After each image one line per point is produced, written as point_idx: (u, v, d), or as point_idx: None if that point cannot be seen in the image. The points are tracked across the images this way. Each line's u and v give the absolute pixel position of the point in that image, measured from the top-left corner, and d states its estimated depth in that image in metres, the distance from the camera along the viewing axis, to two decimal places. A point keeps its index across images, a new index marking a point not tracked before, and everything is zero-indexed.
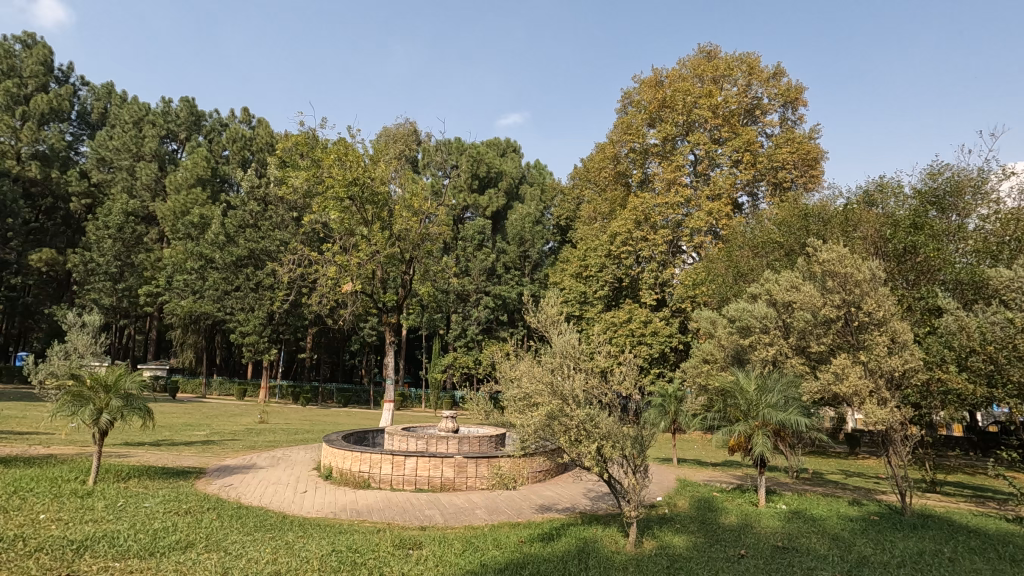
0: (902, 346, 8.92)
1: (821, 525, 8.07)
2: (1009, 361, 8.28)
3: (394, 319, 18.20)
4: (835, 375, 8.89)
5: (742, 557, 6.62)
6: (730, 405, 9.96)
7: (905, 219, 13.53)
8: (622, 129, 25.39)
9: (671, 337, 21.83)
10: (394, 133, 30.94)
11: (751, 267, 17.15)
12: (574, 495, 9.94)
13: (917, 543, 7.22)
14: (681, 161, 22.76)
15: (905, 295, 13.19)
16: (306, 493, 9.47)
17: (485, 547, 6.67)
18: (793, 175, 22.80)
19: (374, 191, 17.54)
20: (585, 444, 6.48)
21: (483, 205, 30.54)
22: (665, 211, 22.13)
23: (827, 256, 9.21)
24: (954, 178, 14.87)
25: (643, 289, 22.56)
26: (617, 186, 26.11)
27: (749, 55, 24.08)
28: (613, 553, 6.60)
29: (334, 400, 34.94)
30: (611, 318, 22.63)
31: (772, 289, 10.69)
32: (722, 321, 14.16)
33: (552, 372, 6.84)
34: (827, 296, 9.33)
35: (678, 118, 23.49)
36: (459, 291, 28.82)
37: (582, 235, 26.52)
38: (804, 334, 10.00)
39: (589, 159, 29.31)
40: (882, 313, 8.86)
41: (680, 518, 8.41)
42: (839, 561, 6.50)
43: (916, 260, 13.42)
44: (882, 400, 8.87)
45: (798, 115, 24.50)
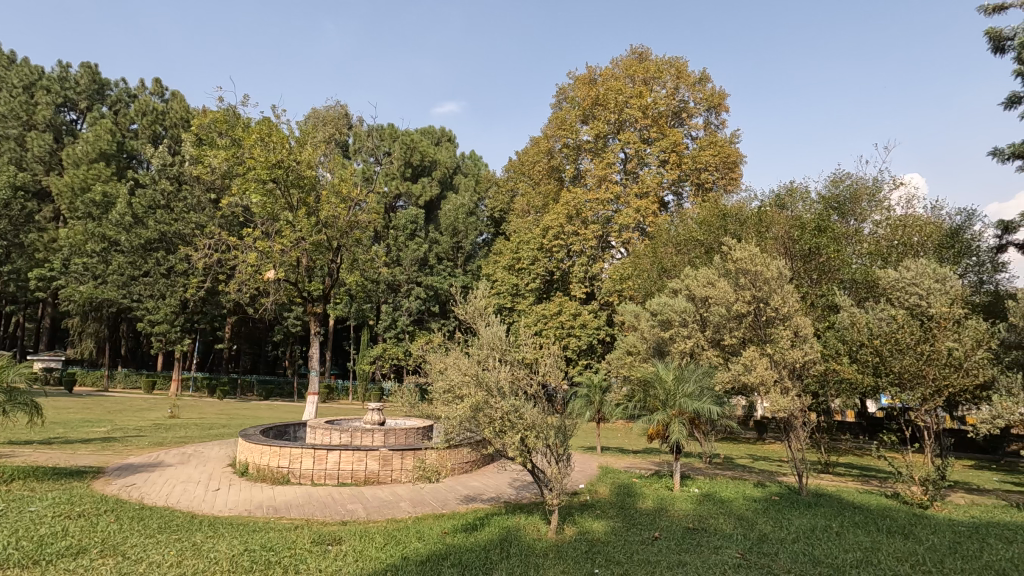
0: (803, 340, 9.65)
1: (728, 507, 8.63)
2: (891, 353, 9.28)
3: (319, 309, 17.55)
4: (744, 367, 9.50)
5: (656, 539, 6.97)
6: (650, 395, 10.47)
7: (810, 222, 14.64)
8: (556, 124, 25.85)
9: (598, 329, 22.50)
10: (323, 115, 29.77)
11: (673, 263, 17.90)
12: (500, 485, 10.08)
13: (810, 519, 7.90)
14: (611, 158, 23.33)
15: (809, 293, 14.43)
16: (219, 491, 8.99)
17: (407, 539, 6.63)
18: (714, 177, 23.93)
19: (300, 174, 16.70)
20: (510, 434, 6.52)
21: (416, 194, 29.88)
22: (595, 207, 22.79)
23: (740, 255, 9.78)
24: (853, 186, 16.20)
25: (573, 282, 23.25)
26: (551, 180, 26.56)
27: (677, 59, 25.05)
28: (535, 540, 6.73)
29: (254, 393, 33.29)
30: (541, 311, 23.00)
31: (692, 285, 11.28)
32: (645, 315, 14.74)
33: (478, 364, 6.87)
34: (739, 292, 9.88)
35: (610, 116, 24.07)
36: (390, 281, 28.30)
37: (515, 228, 26.74)
38: (719, 328, 10.61)
39: (524, 152, 29.64)
40: (787, 309, 9.55)
41: (600, 504, 8.72)
42: (742, 539, 6.98)
43: (820, 261, 14.63)
44: (784, 390, 9.60)
45: (720, 119, 25.75)
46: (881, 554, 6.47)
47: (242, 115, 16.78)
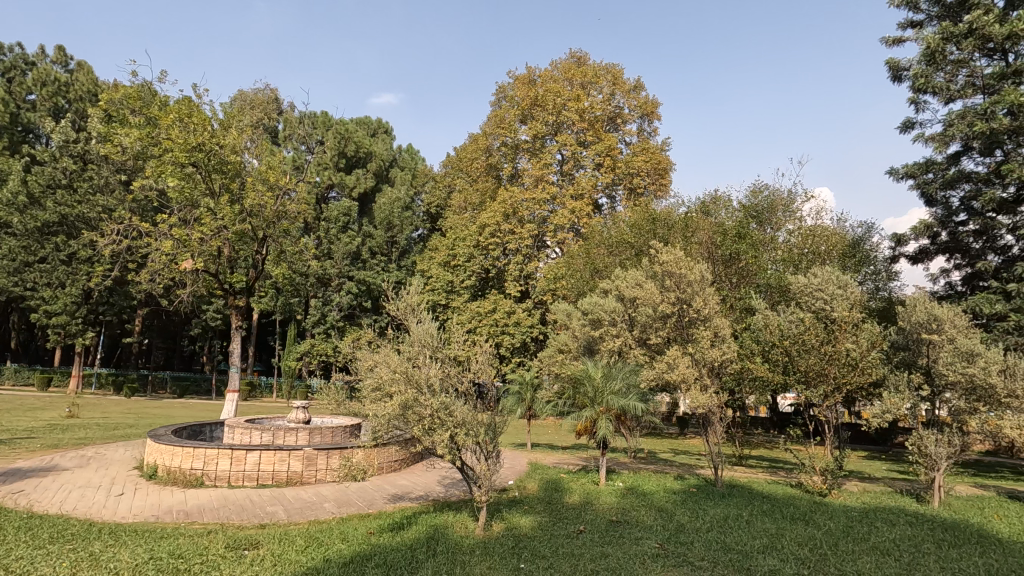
0: (722, 340, 10.21)
1: (649, 499, 8.99)
2: (799, 353, 10.03)
3: (242, 302, 16.67)
4: (667, 365, 9.93)
5: (581, 532, 7.15)
6: (579, 392, 10.75)
7: (732, 229, 15.48)
8: (495, 122, 25.90)
9: (532, 327, 22.78)
10: (251, 98, 28.26)
11: (605, 264, 18.40)
12: (429, 483, 10.00)
13: (723, 509, 8.38)
14: (548, 159, 23.64)
15: (729, 296, 15.29)
16: (122, 496, 8.33)
17: (331, 541, 6.43)
18: (646, 182, 24.70)
19: (223, 160, 15.76)
20: (439, 432, 6.46)
21: (349, 185, 28.92)
22: (531, 206, 23.02)
23: (666, 258, 10.24)
24: (770, 197, 17.00)
25: (508, 280, 23.43)
26: (488, 178, 26.59)
27: (614, 66, 25.74)
28: (462, 538, 6.73)
29: (167, 390, 31.14)
30: (476, 308, 23.00)
31: (621, 286, 11.68)
32: (577, 315, 15.06)
33: (409, 361, 6.79)
34: (664, 293, 10.32)
35: (548, 117, 24.40)
36: (319, 274, 27.32)
37: (451, 224, 26.58)
38: (645, 328, 11.01)
39: (462, 148, 29.54)
40: (707, 311, 10.09)
41: (528, 500, 8.84)
42: (662, 530, 7.30)
43: (739, 265, 15.54)
44: (704, 387, 10.13)
45: (653, 127, 26.68)
46: (784, 539, 6.96)
47: (159, 92, 15.63)
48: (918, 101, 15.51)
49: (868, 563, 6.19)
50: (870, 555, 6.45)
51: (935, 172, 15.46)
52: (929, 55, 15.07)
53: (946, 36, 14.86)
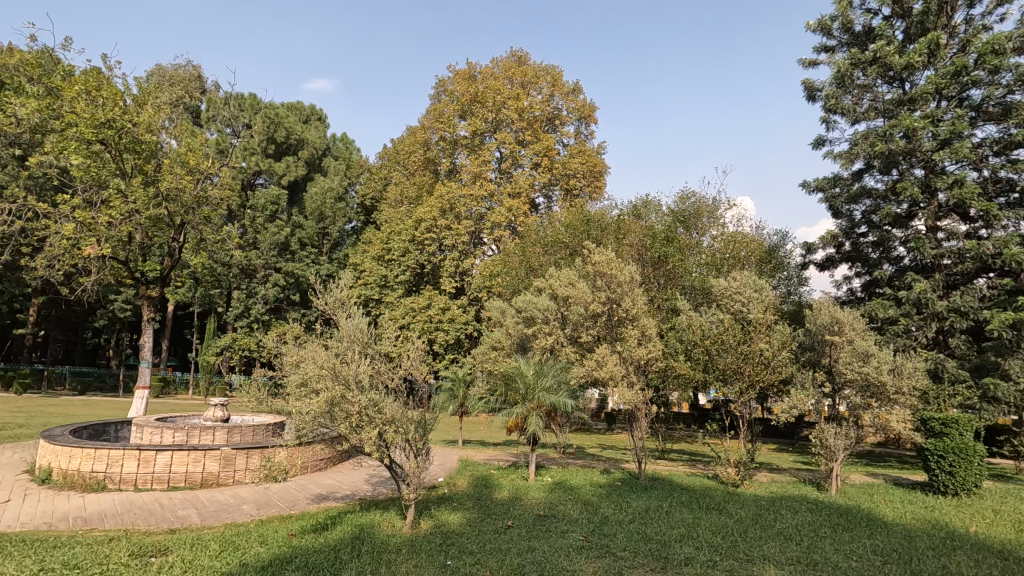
0: (648, 338, 10.62)
1: (576, 493, 9.23)
2: (717, 352, 10.63)
3: (156, 292, 15.56)
4: (596, 363, 10.23)
5: (509, 528, 7.23)
6: (511, 389, 10.87)
7: (661, 233, 16.16)
8: (434, 116, 25.57)
9: (467, 324, 22.76)
10: (171, 74, 26.38)
11: (540, 263, 18.64)
12: (355, 482, 9.77)
13: (645, 501, 8.73)
14: (487, 156, 23.64)
15: (657, 296, 15.96)
16: (9, 503, 7.56)
17: (247, 544, 6.14)
18: (582, 184, 25.18)
19: (136, 139, 14.60)
20: (367, 430, 6.29)
21: (278, 172, 27.60)
22: (469, 203, 23.00)
23: (598, 258, 10.52)
24: (696, 203, 17.88)
25: (444, 276, 23.29)
26: (426, 172, 26.28)
27: (553, 68, 26.09)
28: (389, 537, 6.62)
29: (66, 387, 28.57)
30: (410, 304, 22.70)
31: (554, 285, 11.90)
32: (511, 312, 15.18)
33: (337, 358, 6.59)
34: (595, 293, 10.61)
35: (487, 114, 24.41)
36: (243, 265, 25.96)
37: (386, 217, 26.04)
38: (577, 326, 11.27)
39: (399, 141, 29.03)
40: (635, 310, 10.45)
41: (458, 497, 8.83)
42: (587, 523, 7.51)
43: (666, 268, 16.25)
44: (630, 384, 10.52)
45: (589, 130, 27.27)
46: (700, 528, 7.35)
47: (62, 61, 14.26)
48: (829, 120, 16.78)
49: (773, 547, 6.65)
50: (775, 540, 6.94)
51: (842, 187, 16.84)
52: (840, 78, 16.37)
53: (854, 62, 16.18)
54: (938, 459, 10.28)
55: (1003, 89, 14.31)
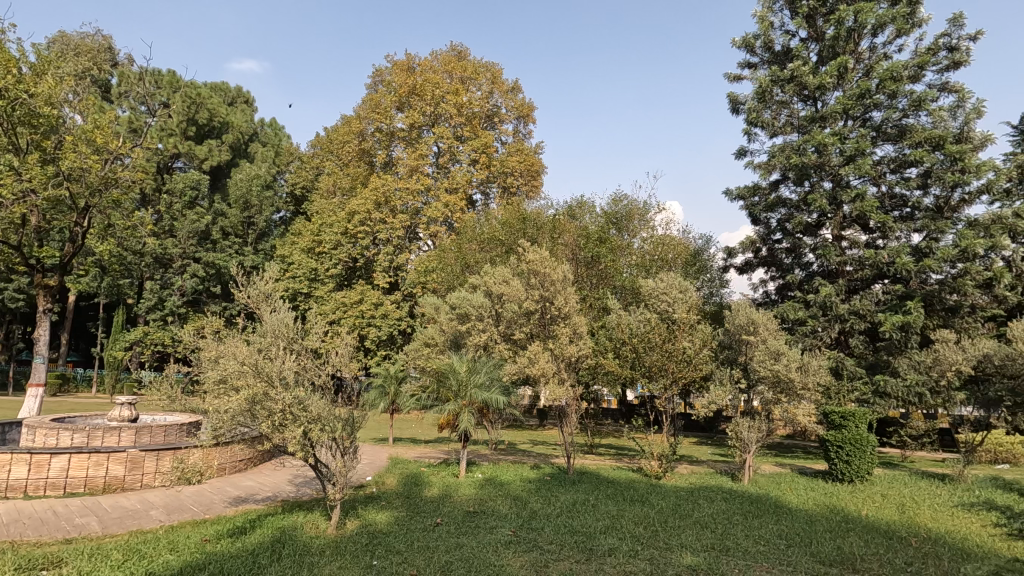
0: (579, 336, 10.88)
1: (506, 489, 9.31)
2: (644, 350, 11.06)
3: (54, 281, 14.19)
4: (528, 360, 10.35)
5: (438, 525, 7.19)
6: (443, 386, 10.92)
7: (594, 233, 16.61)
8: (370, 106, 24.85)
9: (400, 320, 22.36)
10: (76, 43, 24.10)
11: (476, 259, 18.58)
12: (278, 483, 9.38)
13: (573, 495, 8.94)
14: (424, 150, 23.27)
15: (589, 296, 16.36)
16: None
17: (155, 552, 5.75)
18: (519, 182, 25.30)
19: (33, 111, 13.23)
20: (290, 428, 6.04)
21: (199, 156, 25.89)
22: (404, 196, 22.55)
23: (532, 257, 10.64)
24: (628, 206, 18.48)
25: (377, 271, 22.76)
26: (360, 163, 25.56)
27: (493, 65, 26.10)
28: (312, 538, 6.41)
29: None
30: (342, 298, 22.23)
31: (489, 282, 11.94)
32: (445, 308, 15.07)
33: (260, 354, 6.28)
34: (529, 291, 10.73)
35: (426, 107, 24.03)
36: (157, 254, 24.21)
37: (317, 209, 25.14)
38: (510, 324, 11.35)
39: (333, 130, 28.08)
40: (567, 309, 10.67)
41: (385, 495, 8.67)
42: (516, 518, 7.60)
43: (599, 267, 16.69)
44: (561, 380, 10.74)
45: (528, 129, 27.47)
46: (624, 520, 7.63)
47: None
48: (750, 132, 17.82)
49: (690, 535, 7.02)
50: (693, 529, 7.32)
51: (760, 195, 17.94)
52: (761, 94, 17.43)
53: (774, 79, 17.26)
54: (837, 449, 11.18)
55: (899, 113, 15.75)
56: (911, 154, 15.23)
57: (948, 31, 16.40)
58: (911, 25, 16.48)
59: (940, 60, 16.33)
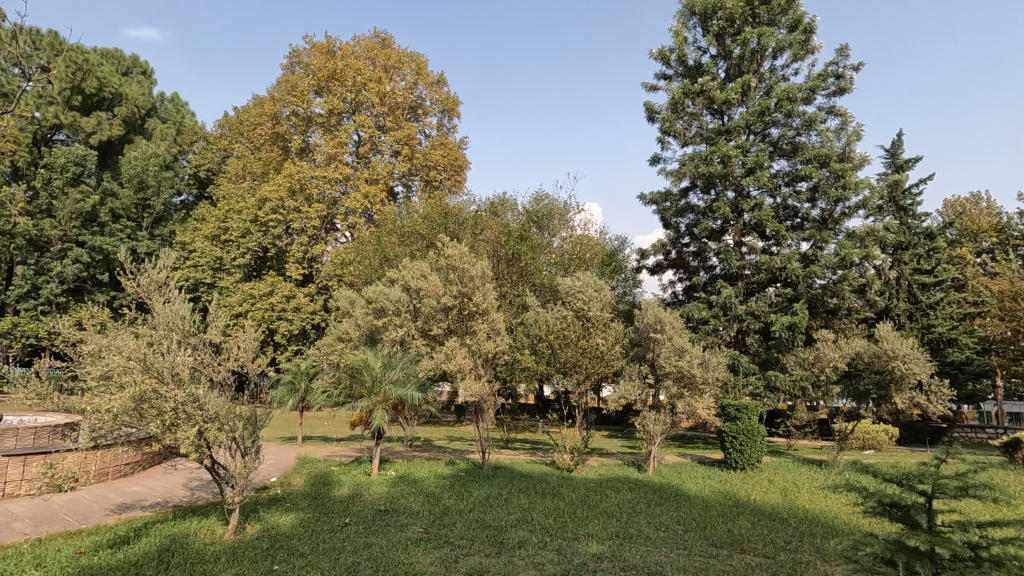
0: (496, 332, 10.96)
1: (419, 486, 9.22)
2: (559, 347, 11.37)
3: None
4: (445, 356, 10.30)
5: (346, 525, 6.99)
6: (356, 382, 10.56)
7: (515, 231, 16.79)
8: (286, 88, 23.54)
9: (314, 314, 21.41)
10: None
11: (395, 253, 18.10)
12: (169, 487, 8.70)
13: (486, 490, 9.02)
14: (343, 138, 22.39)
15: (508, 293, 16.56)
16: None
17: (17, 570, 5.13)
18: (442, 177, 25.02)
19: None
20: (183, 428, 5.60)
21: (86, 129, 23.31)
22: (322, 185, 21.65)
23: (452, 252, 10.56)
24: (550, 205, 18.85)
25: (290, 262, 21.69)
26: (274, 147, 24.23)
27: (418, 56, 25.62)
28: (205, 545, 6.01)
29: None
30: (249, 289, 20.95)
31: (407, 276, 11.73)
32: (361, 302, 14.63)
33: (149, 347, 5.78)
34: (447, 287, 10.67)
35: (346, 94, 23.14)
36: (31, 235, 21.58)
37: (224, 193, 23.53)
38: (428, 319, 11.21)
39: (244, 110, 26.40)
40: (485, 305, 10.70)
41: (291, 496, 8.30)
42: (428, 514, 7.55)
43: (519, 265, 16.90)
44: (478, 376, 10.79)
45: (452, 123, 27.24)
46: (534, 512, 7.80)
47: None
48: (664, 140, 18.74)
49: (597, 524, 7.31)
50: (600, 518, 7.62)
51: (671, 201, 18.96)
52: (674, 104, 18.38)
53: (686, 91, 18.27)
54: (731, 439, 12.06)
55: (793, 131, 17.21)
56: (803, 169, 16.69)
57: (836, 60, 18.13)
58: (805, 52, 18.05)
59: (829, 85, 18.00)
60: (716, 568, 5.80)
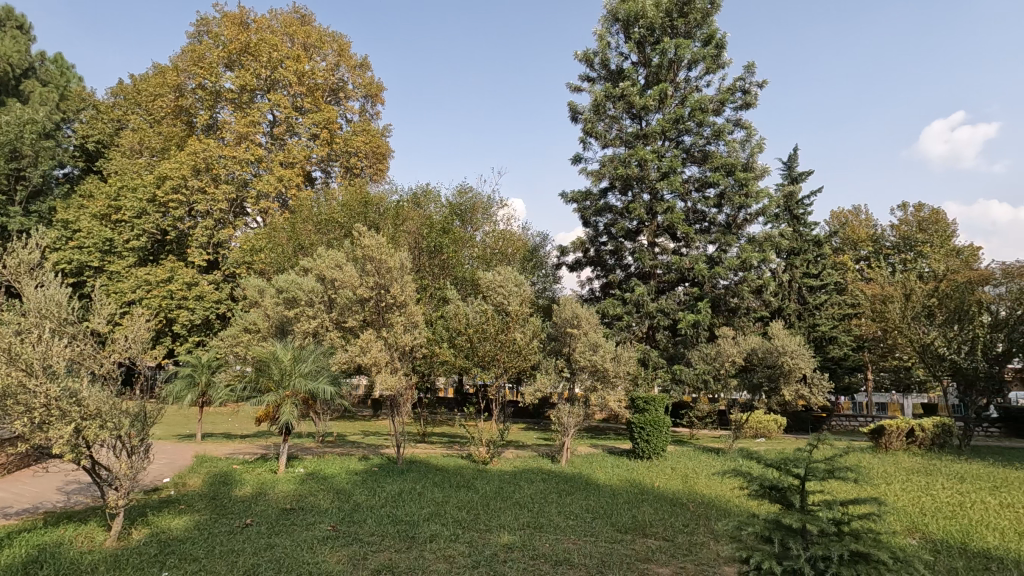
0: (414, 326, 10.81)
1: (328, 483, 8.92)
2: (478, 341, 11.38)
3: None
4: (359, 349, 10.04)
5: (247, 526, 6.62)
6: (263, 375, 10.00)
7: (438, 223, 16.59)
8: (191, 58, 21.76)
9: (218, 303, 20.02)
10: None
11: (311, 241, 17.28)
12: (41, 492, 7.83)
13: (400, 485, 8.89)
14: (256, 117, 21.02)
15: (428, 285, 16.37)
16: None
17: None
18: (363, 164, 24.20)
19: None
20: (56, 426, 5.06)
21: None
22: (230, 165, 20.25)
23: (370, 242, 10.23)
24: (473, 199, 18.81)
25: (192, 246, 20.18)
26: (176, 122, 22.40)
27: (341, 36, 24.60)
28: (82, 554, 5.47)
29: None
30: (145, 275, 19.27)
31: (321, 266, 11.25)
32: (270, 291, 13.88)
33: (16, 336, 5.14)
34: (364, 277, 10.34)
35: (260, 70, 21.77)
36: None
37: (116, 168, 21.46)
38: (343, 311, 10.85)
39: (142, 79, 24.14)
40: (403, 297, 10.49)
41: (186, 497, 7.74)
42: (337, 512, 7.32)
43: (441, 258, 16.75)
44: (394, 369, 10.58)
45: (376, 109, 26.42)
46: (448, 506, 7.78)
47: None
48: (585, 140, 19.26)
49: (509, 515, 7.43)
50: (512, 509, 7.75)
51: (591, 201, 19.55)
52: (596, 106, 18.93)
53: (608, 94, 18.87)
54: (639, 430, 12.65)
55: (704, 140, 18.28)
56: (711, 176, 17.78)
57: (743, 76, 19.43)
58: (717, 66, 19.19)
59: (736, 99, 19.27)
60: (620, 553, 6.08)
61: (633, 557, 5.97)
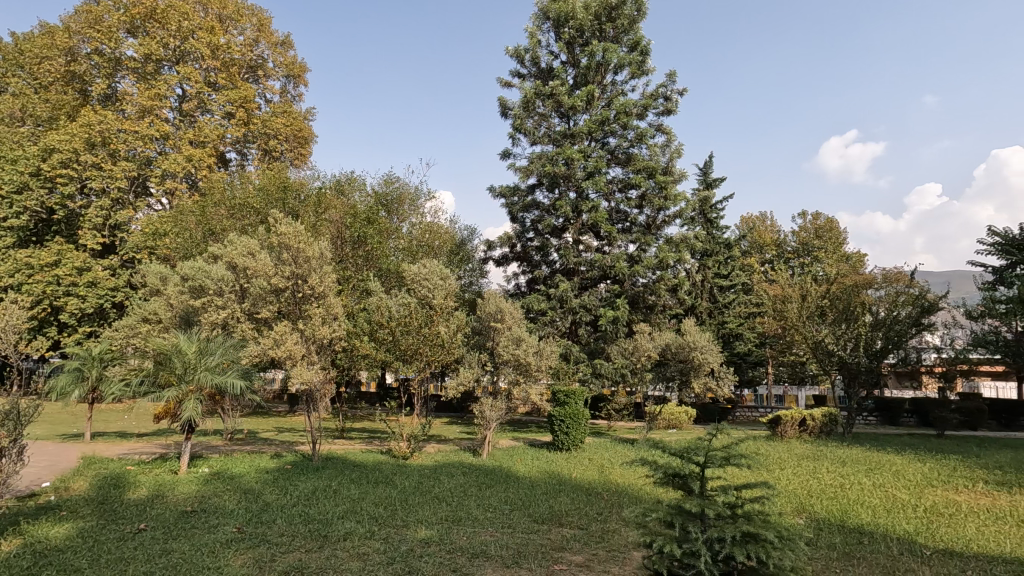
0: (332, 318, 10.43)
1: (236, 482, 8.44)
2: (401, 335, 11.17)
3: None
4: (272, 341, 9.56)
5: (140, 531, 6.14)
6: (163, 369, 9.27)
7: (362, 213, 16.10)
8: (87, 20, 19.70)
9: (115, 290, 18.36)
10: None
11: (223, 227, 16.20)
12: None
13: (313, 483, 8.57)
14: (162, 89, 19.31)
15: (350, 276, 15.88)
16: None
17: None
18: (283, 147, 22.98)
19: None
20: None
21: None
22: (131, 141, 18.50)
23: (286, 229, 9.71)
24: (400, 189, 18.43)
25: (84, 228, 18.38)
26: (68, 89, 20.24)
27: (261, 11, 23.17)
28: None
29: None
30: (25, 258, 17.32)
31: (232, 253, 10.60)
32: (174, 279, 12.91)
33: None
34: (279, 266, 9.83)
35: (168, 39, 20.07)
36: None
37: None
38: (256, 301, 10.28)
39: (26, 38, 21.61)
40: (322, 288, 10.09)
41: (69, 503, 7.05)
42: (244, 512, 6.95)
43: (364, 249, 16.28)
44: (310, 363, 10.14)
45: (298, 91, 25.16)
46: (363, 503, 7.60)
47: None
48: (514, 136, 19.36)
49: (427, 510, 7.38)
50: (431, 504, 7.68)
51: (519, 197, 19.71)
52: (526, 103, 19.08)
53: (538, 92, 19.07)
54: (559, 422, 12.95)
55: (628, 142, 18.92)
56: (634, 178, 18.45)
57: (665, 83, 20.28)
58: (642, 71, 19.89)
59: (658, 105, 20.09)
60: (536, 543, 6.19)
61: (548, 546, 6.11)
